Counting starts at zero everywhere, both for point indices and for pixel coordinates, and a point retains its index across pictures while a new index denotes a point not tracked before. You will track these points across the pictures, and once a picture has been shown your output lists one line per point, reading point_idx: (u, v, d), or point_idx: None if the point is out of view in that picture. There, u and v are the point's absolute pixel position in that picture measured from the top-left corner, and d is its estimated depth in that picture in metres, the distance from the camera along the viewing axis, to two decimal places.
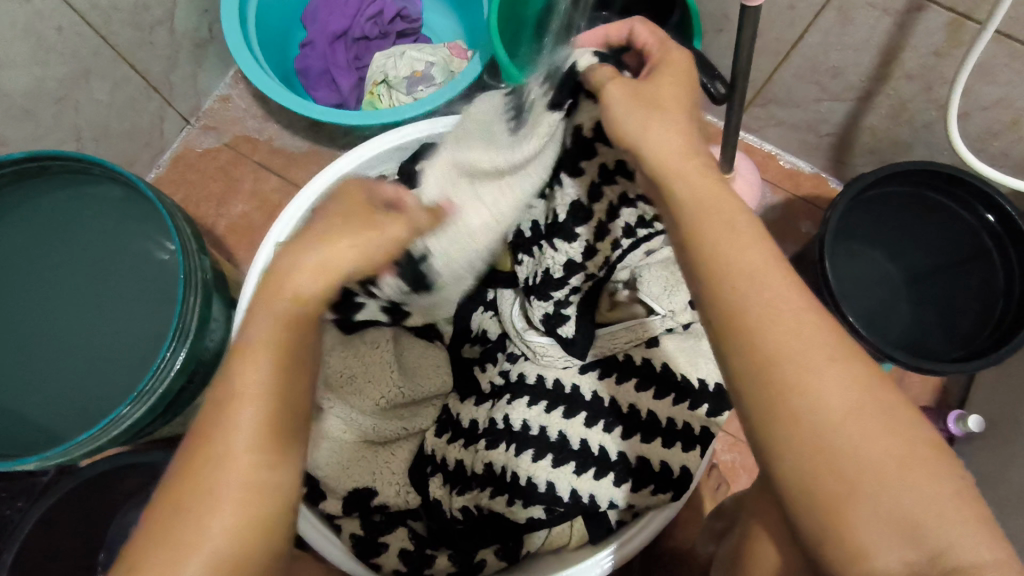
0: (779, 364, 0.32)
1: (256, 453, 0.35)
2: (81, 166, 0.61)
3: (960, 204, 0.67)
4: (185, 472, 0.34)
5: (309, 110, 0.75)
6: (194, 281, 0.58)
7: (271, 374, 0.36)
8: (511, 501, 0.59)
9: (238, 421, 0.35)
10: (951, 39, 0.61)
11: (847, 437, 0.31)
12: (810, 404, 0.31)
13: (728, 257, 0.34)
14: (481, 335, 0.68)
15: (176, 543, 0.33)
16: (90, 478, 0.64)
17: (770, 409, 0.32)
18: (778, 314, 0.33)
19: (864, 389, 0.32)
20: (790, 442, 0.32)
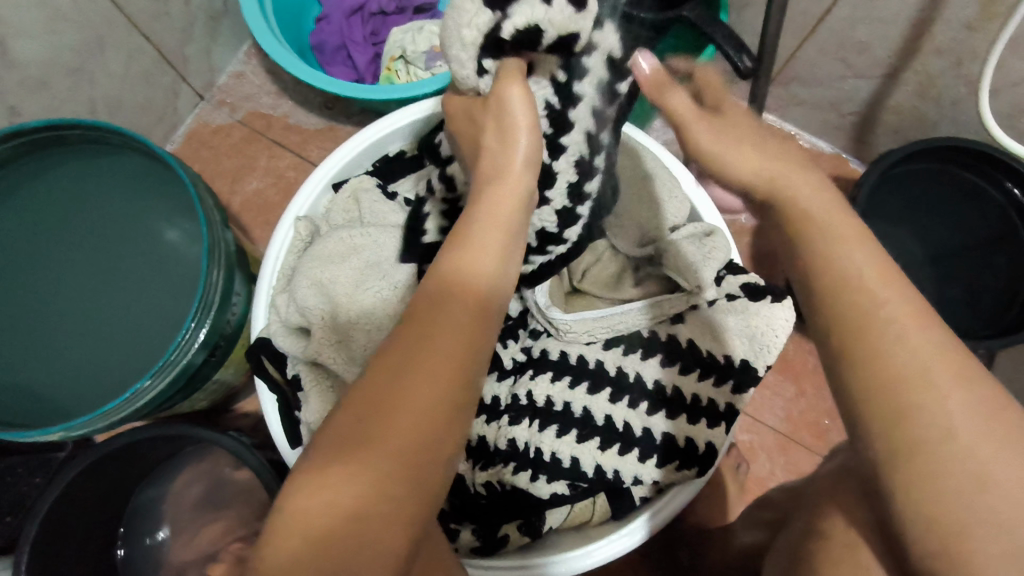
0: (897, 356, 0.31)
1: (412, 435, 0.32)
2: (100, 136, 0.60)
3: (989, 182, 0.66)
4: (327, 459, 0.32)
5: (328, 85, 0.74)
6: (218, 254, 0.57)
7: (438, 372, 0.34)
8: (535, 476, 0.59)
9: (402, 412, 0.33)
10: (985, 11, 0.60)
11: (969, 442, 0.29)
12: (929, 407, 0.30)
13: (823, 256, 0.34)
14: (504, 314, 0.66)
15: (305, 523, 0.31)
16: (107, 454, 0.61)
17: (872, 385, 0.31)
18: (872, 301, 0.32)
19: (989, 398, 0.30)
20: (906, 433, 0.30)
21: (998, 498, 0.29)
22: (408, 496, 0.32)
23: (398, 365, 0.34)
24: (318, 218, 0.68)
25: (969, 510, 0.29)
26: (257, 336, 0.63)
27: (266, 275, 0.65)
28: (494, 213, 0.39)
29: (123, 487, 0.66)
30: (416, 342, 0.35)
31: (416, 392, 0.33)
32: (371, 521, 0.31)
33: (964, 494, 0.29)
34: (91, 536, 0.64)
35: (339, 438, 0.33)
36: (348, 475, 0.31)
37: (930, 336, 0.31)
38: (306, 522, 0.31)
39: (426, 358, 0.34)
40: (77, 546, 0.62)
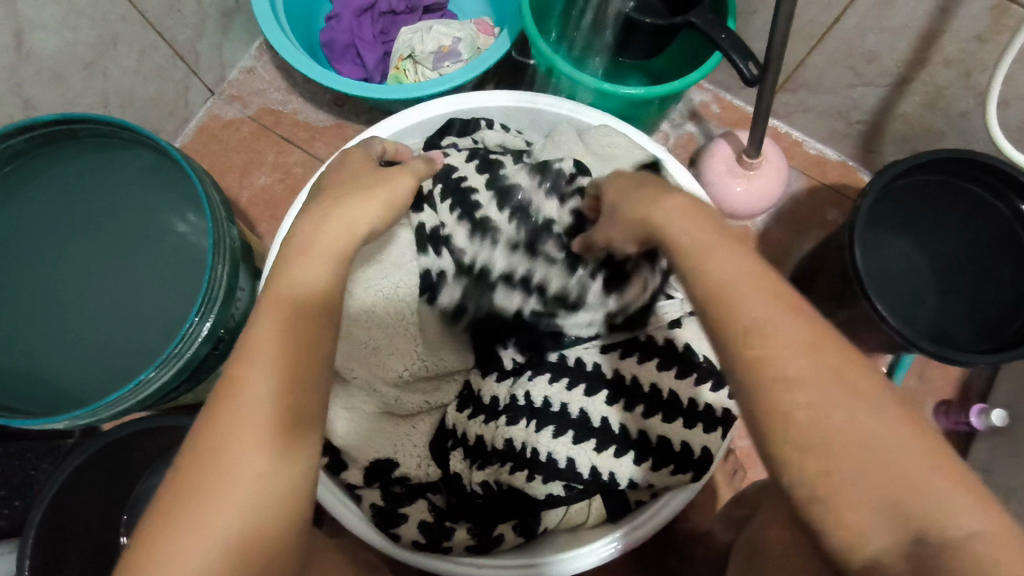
0: (776, 362, 0.30)
1: (285, 425, 0.37)
2: (110, 130, 0.60)
3: (994, 194, 0.65)
4: (204, 455, 0.36)
5: (338, 84, 0.75)
6: (223, 250, 0.57)
7: (290, 355, 0.38)
8: (531, 476, 0.59)
9: (264, 399, 0.37)
10: (995, 23, 0.60)
11: (829, 411, 0.29)
12: (794, 382, 0.30)
13: (720, 271, 0.34)
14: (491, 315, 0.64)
15: (196, 513, 0.35)
16: (112, 440, 0.63)
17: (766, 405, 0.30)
18: (745, 308, 0.32)
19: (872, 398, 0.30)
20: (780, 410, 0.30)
21: (868, 461, 0.29)
22: (298, 477, 0.37)
23: (257, 362, 0.38)
24: None
25: (839, 481, 0.29)
26: None
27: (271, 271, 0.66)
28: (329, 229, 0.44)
29: (126, 476, 0.67)
30: (263, 341, 0.39)
31: (279, 385, 0.38)
32: (276, 505, 0.36)
33: (834, 466, 0.29)
34: (94, 525, 0.65)
35: (211, 436, 0.36)
36: (237, 467, 0.36)
37: (799, 333, 0.31)
38: (207, 510, 0.35)
39: (270, 350, 0.38)
40: (81, 530, 0.64)
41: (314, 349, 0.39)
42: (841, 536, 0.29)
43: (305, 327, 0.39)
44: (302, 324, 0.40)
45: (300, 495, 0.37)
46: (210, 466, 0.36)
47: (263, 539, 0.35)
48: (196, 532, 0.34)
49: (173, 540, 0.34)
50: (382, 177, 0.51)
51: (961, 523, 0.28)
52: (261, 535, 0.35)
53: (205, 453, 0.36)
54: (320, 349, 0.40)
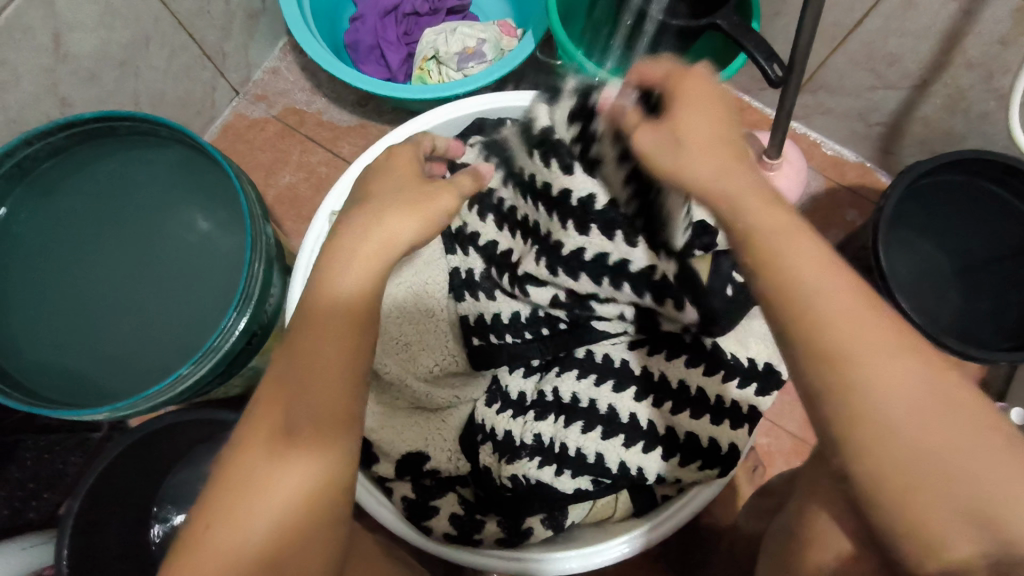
0: (859, 368, 0.30)
1: (324, 434, 0.38)
2: (149, 128, 0.62)
3: (1017, 195, 0.66)
4: (246, 457, 0.37)
5: (366, 85, 0.76)
6: (260, 246, 0.58)
7: (329, 362, 0.38)
8: (560, 471, 0.60)
9: (305, 406, 0.37)
10: (1019, 25, 0.61)
11: (912, 420, 0.30)
12: (876, 391, 0.30)
13: (775, 246, 0.33)
14: (513, 321, 0.64)
15: (236, 513, 0.36)
16: (147, 434, 0.64)
17: (845, 407, 0.30)
18: (825, 305, 0.31)
19: (950, 395, 0.30)
20: (857, 415, 0.30)
21: (955, 471, 0.29)
22: (332, 485, 0.38)
23: (296, 370, 0.38)
24: None
25: (920, 490, 0.30)
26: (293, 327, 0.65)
27: (302, 268, 0.66)
28: (370, 229, 0.41)
29: (157, 467, 0.69)
30: (302, 349, 0.38)
31: (319, 395, 0.38)
32: (309, 511, 0.37)
33: (916, 474, 0.30)
34: (126, 515, 0.66)
35: (253, 441, 0.38)
36: (276, 471, 0.37)
37: (883, 333, 0.31)
38: (247, 512, 0.36)
39: (309, 357, 0.38)
40: (116, 520, 0.65)
41: (354, 358, 0.39)
42: (920, 537, 0.30)
43: (344, 337, 0.39)
44: (342, 333, 0.39)
45: (335, 501, 0.38)
46: (251, 469, 0.37)
47: (299, 539, 0.37)
48: (236, 531, 0.36)
49: (215, 538, 0.36)
50: (420, 185, 0.46)
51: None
52: (297, 533, 0.37)
53: (248, 454, 0.37)
54: (358, 354, 0.39)
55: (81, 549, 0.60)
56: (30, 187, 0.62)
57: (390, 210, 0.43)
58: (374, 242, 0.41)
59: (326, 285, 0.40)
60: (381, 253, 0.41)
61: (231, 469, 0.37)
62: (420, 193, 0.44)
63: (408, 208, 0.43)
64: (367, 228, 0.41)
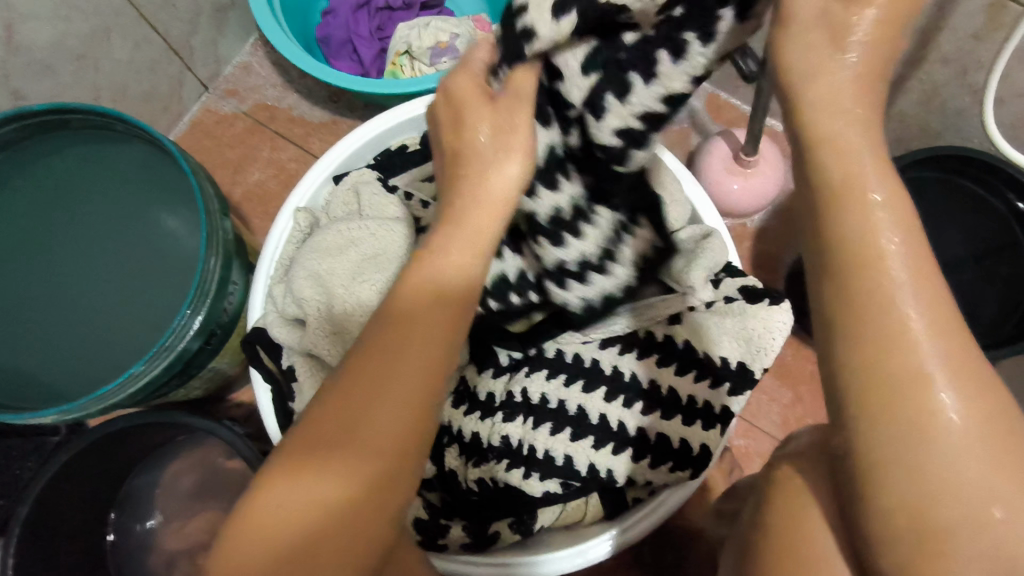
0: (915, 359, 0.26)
1: (383, 451, 0.34)
2: (104, 122, 0.60)
3: (990, 192, 0.67)
4: (294, 453, 0.34)
5: (336, 80, 0.75)
6: (216, 242, 0.56)
7: (413, 369, 0.34)
8: (527, 474, 0.58)
9: (372, 413, 0.34)
10: (992, 21, 0.60)
11: (969, 449, 0.26)
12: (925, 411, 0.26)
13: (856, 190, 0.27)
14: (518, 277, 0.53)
15: (275, 516, 0.34)
16: (100, 439, 0.61)
17: (896, 409, 0.27)
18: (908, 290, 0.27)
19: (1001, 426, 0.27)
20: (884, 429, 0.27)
21: (990, 511, 0.26)
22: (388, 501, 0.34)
23: (373, 367, 0.34)
24: (320, 209, 0.68)
25: (951, 523, 0.26)
26: (254, 326, 0.63)
27: (265, 265, 0.65)
28: (466, 213, 0.37)
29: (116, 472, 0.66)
30: (384, 347, 0.35)
31: (388, 408, 0.34)
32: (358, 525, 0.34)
33: (940, 505, 0.26)
34: (82, 523, 0.64)
35: (307, 436, 0.34)
36: (325, 481, 0.33)
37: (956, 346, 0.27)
38: (288, 518, 0.33)
39: (393, 359, 0.34)
40: (70, 529, 0.63)
41: (435, 370, 0.35)
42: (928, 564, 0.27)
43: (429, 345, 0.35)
44: (436, 341, 0.35)
45: (386, 518, 0.35)
46: (302, 467, 0.34)
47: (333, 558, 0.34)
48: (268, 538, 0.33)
49: (250, 535, 0.34)
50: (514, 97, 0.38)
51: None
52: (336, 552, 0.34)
53: (297, 457, 0.34)
54: (439, 361, 0.35)
55: (29, 558, 0.58)
56: None
57: (497, 150, 0.37)
58: (467, 234, 0.36)
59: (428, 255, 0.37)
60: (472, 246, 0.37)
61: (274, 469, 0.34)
62: (475, 147, 0.37)
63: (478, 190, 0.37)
64: (459, 219, 0.37)
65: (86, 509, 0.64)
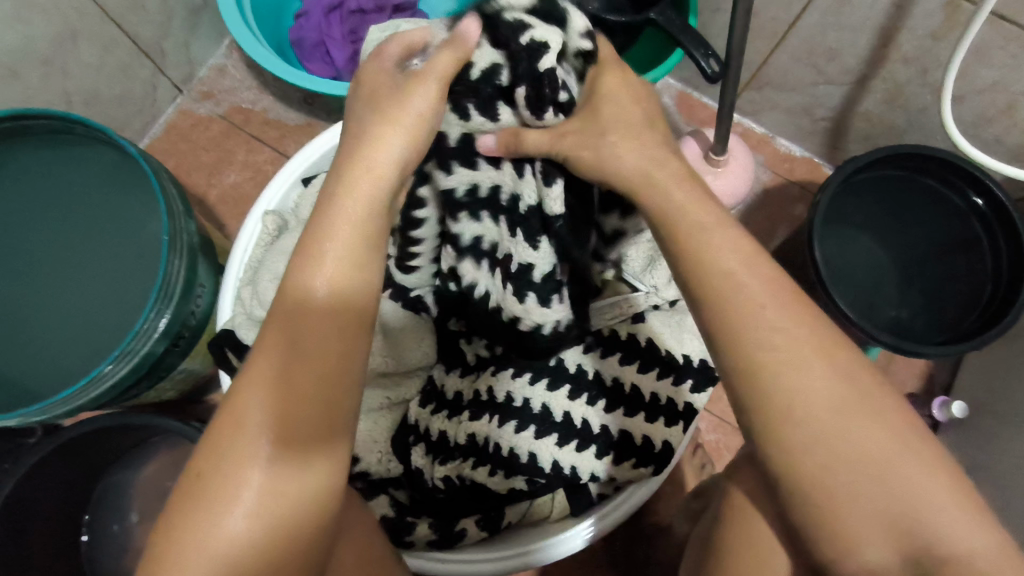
0: (762, 350, 0.34)
1: (304, 426, 0.37)
2: (67, 125, 0.60)
3: (952, 189, 0.67)
4: (220, 444, 0.37)
5: (308, 83, 0.75)
6: (179, 244, 0.57)
7: (323, 342, 0.38)
8: (494, 471, 0.59)
9: (289, 391, 0.37)
10: (948, 20, 0.61)
11: (829, 424, 0.33)
12: (792, 423, 0.33)
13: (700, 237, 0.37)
14: (474, 245, 0.56)
15: (208, 507, 0.35)
16: (69, 441, 0.61)
17: (767, 404, 0.33)
18: (758, 307, 0.34)
19: (856, 386, 0.33)
20: (782, 437, 0.33)
21: (878, 468, 0.32)
22: (311, 496, 0.36)
23: (284, 348, 0.38)
24: (288, 212, 0.69)
25: (853, 489, 0.32)
26: (222, 328, 0.63)
27: (234, 267, 0.65)
28: (347, 207, 0.40)
29: (91, 472, 0.67)
30: (299, 332, 0.38)
31: (301, 387, 0.37)
32: (288, 518, 0.36)
33: (850, 483, 0.32)
34: (56, 524, 0.65)
35: (229, 426, 0.37)
36: (255, 463, 0.36)
37: (803, 333, 0.34)
38: (222, 505, 0.35)
39: (303, 337, 0.38)
40: (44, 533, 0.63)
41: (345, 341, 0.39)
42: (829, 525, 0.33)
43: (328, 340, 0.38)
44: (340, 316, 0.39)
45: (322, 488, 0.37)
46: (232, 454, 0.36)
47: (279, 535, 0.35)
48: (205, 530, 0.34)
49: (184, 529, 0.34)
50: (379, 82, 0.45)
51: (961, 541, 0.31)
52: (278, 528, 0.35)
53: (227, 440, 0.36)
54: (349, 331, 0.39)
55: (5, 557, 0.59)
56: None
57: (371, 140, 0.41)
58: (360, 207, 0.40)
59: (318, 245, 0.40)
60: (366, 214, 0.40)
61: (199, 461, 0.36)
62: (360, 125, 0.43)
63: (364, 176, 0.41)
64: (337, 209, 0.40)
65: (59, 508, 0.65)
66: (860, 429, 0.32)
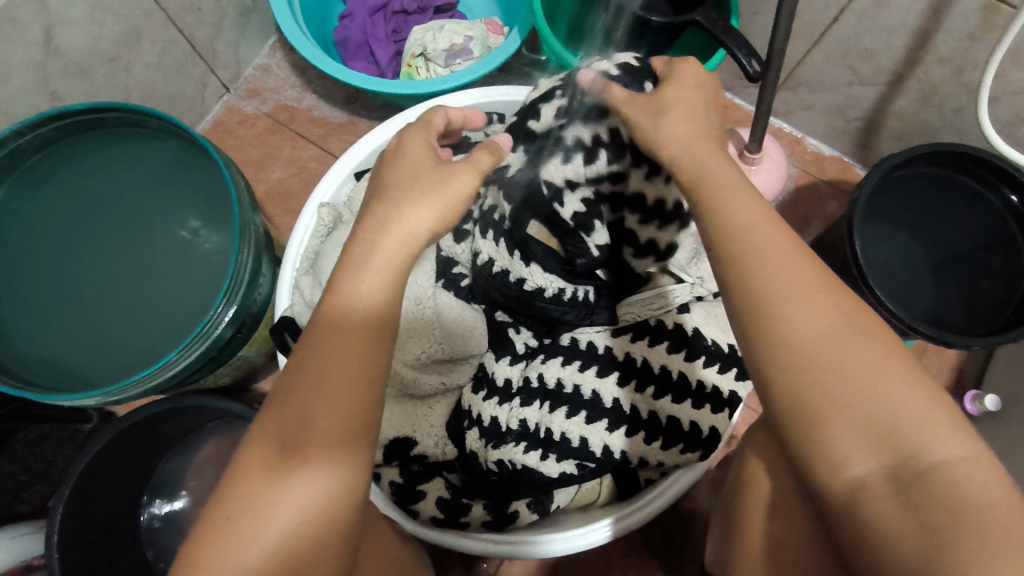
0: (763, 276, 0.35)
1: (327, 429, 0.36)
2: (139, 119, 0.64)
3: (986, 187, 0.69)
4: (255, 443, 0.37)
5: (356, 81, 0.77)
6: (249, 235, 0.59)
7: (343, 345, 0.38)
8: (545, 455, 0.61)
9: (312, 392, 0.37)
10: (986, 22, 0.63)
11: (828, 355, 0.33)
12: (782, 342, 0.34)
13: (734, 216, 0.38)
14: (498, 221, 0.64)
15: (244, 503, 0.36)
16: (137, 421, 0.63)
17: (765, 342, 0.34)
18: (764, 257, 0.36)
19: (850, 315, 0.34)
20: (779, 362, 0.34)
21: (876, 392, 0.32)
22: (342, 504, 0.37)
23: (312, 354, 0.38)
24: (341, 205, 0.71)
25: (850, 416, 0.32)
26: (283, 315, 0.65)
27: (291, 257, 0.67)
28: (380, 223, 0.42)
29: (149, 455, 0.70)
30: (323, 340, 0.38)
31: (322, 389, 0.37)
32: (322, 524, 0.36)
33: (850, 410, 0.32)
34: (116, 504, 0.67)
35: (263, 428, 0.38)
36: (287, 460, 0.36)
37: (797, 268, 0.36)
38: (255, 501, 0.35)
39: (324, 344, 0.38)
40: (103, 513, 0.65)
41: (364, 344, 0.38)
42: (828, 457, 0.33)
43: (345, 341, 0.38)
44: (363, 321, 0.39)
45: (343, 488, 0.36)
46: (265, 454, 0.37)
47: (307, 528, 0.35)
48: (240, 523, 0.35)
49: (225, 526, 0.35)
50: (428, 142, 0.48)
51: (937, 447, 0.31)
52: (302, 523, 0.35)
53: (262, 440, 0.37)
54: (368, 333, 0.39)
55: (73, 535, 0.61)
56: (23, 178, 0.64)
57: (401, 205, 0.42)
58: (394, 236, 0.41)
59: (349, 259, 0.41)
60: (398, 236, 0.41)
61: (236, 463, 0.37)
62: (395, 173, 0.45)
63: (402, 198, 0.43)
64: (382, 227, 0.41)
65: (119, 489, 0.67)
66: (852, 355, 0.33)
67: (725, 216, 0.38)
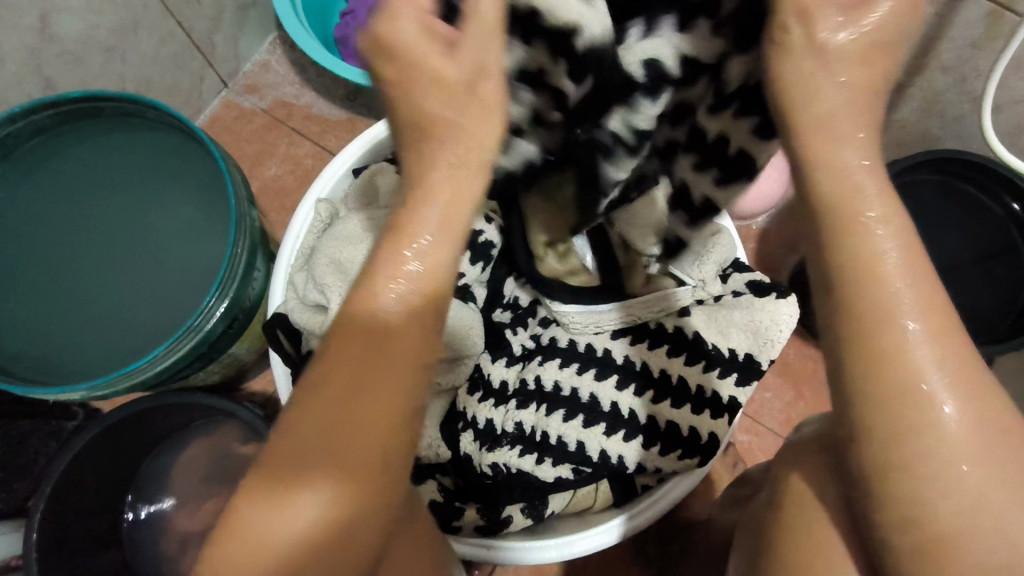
0: (896, 347, 0.30)
1: (345, 479, 0.33)
2: (135, 109, 0.62)
3: (988, 195, 0.69)
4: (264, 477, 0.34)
5: (356, 77, 0.76)
6: (244, 227, 0.58)
7: (374, 392, 0.33)
8: (540, 459, 0.60)
9: (337, 436, 0.33)
10: (990, 30, 0.62)
11: (953, 457, 0.30)
12: (922, 421, 0.30)
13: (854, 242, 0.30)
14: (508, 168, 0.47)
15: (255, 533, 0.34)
16: (115, 422, 0.61)
17: (885, 422, 0.30)
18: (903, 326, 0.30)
19: (987, 411, 0.31)
20: (883, 446, 0.31)
21: (990, 501, 0.31)
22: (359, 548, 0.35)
23: (337, 390, 0.33)
24: (339, 201, 0.70)
25: (963, 522, 0.31)
26: (275, 312, 0.64)
27: (286, 253, 0.66)
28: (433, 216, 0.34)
29: (133, 454, 0.68)
30: (353, 376, 0.33)
31: (348, 438, 0.33)
32: (320, 537, 0.34)
33: (953, 519, 0.31)
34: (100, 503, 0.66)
35: (274, 461, 0.34)
36: (296, 505, 0.33)
37: (944, 344, 0.30)
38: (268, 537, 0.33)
39: (352, 382, 0.33)
40: (87, 511, 0.64)
41: (400, 386, 0.33)
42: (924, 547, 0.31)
43: (378, 387, 0.33)
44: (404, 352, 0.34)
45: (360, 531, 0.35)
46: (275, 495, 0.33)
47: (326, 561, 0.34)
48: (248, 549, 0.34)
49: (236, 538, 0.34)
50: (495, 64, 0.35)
51: None
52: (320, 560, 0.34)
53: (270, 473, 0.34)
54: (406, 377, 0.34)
55: (52, 535, 0.60)
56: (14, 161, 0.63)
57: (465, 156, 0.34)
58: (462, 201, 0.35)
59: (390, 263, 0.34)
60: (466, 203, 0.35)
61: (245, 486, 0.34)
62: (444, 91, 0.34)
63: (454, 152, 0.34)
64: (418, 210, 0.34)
65: (100, 489, 0.65)
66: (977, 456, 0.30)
67: (878, 237, 0.30)
